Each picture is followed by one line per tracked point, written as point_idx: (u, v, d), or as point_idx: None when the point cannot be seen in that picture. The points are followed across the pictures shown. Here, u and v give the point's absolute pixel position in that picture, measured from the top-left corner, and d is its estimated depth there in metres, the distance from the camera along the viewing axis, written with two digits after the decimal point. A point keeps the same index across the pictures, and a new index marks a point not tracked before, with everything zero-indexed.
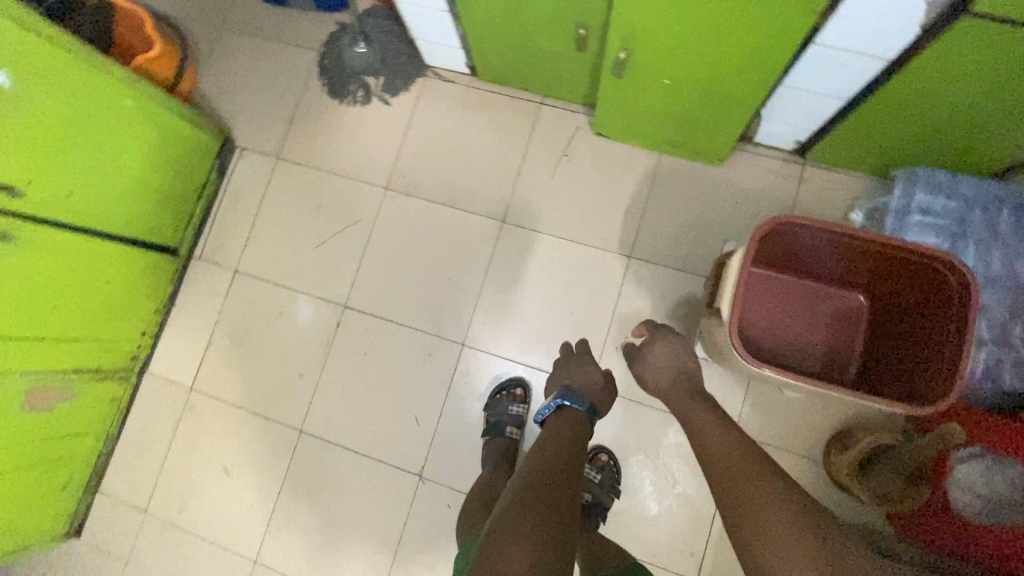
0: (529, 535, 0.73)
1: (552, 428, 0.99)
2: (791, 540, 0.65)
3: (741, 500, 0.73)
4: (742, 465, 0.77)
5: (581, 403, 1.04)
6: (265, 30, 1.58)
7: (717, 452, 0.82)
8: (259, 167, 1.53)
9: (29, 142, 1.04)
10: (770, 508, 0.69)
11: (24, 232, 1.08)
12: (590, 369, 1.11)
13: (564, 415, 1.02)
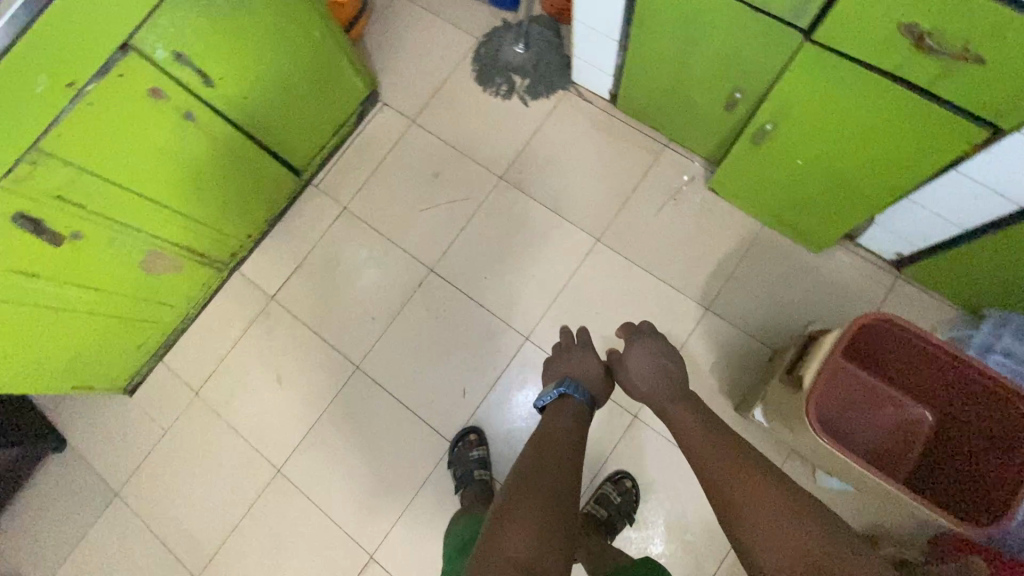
0: (530, 520, 0.77)
1: (553, 416, 1.04)
2: (778, 528, 0.72)
3: (732, 488, 0.80)
4: (735, 460, 0.85)
5: (579, 390, 1.09)
6: (437, 7, 1.72)
7: (710, 447, 0.90)
8: (394, 124, 1.65)
9: (238, 43, 1.17)
10: (759, 497, 0.77)
11: (204, 118, 1.21)
12: (586, 361, 1.16)
13: (567, 401, 1.07)
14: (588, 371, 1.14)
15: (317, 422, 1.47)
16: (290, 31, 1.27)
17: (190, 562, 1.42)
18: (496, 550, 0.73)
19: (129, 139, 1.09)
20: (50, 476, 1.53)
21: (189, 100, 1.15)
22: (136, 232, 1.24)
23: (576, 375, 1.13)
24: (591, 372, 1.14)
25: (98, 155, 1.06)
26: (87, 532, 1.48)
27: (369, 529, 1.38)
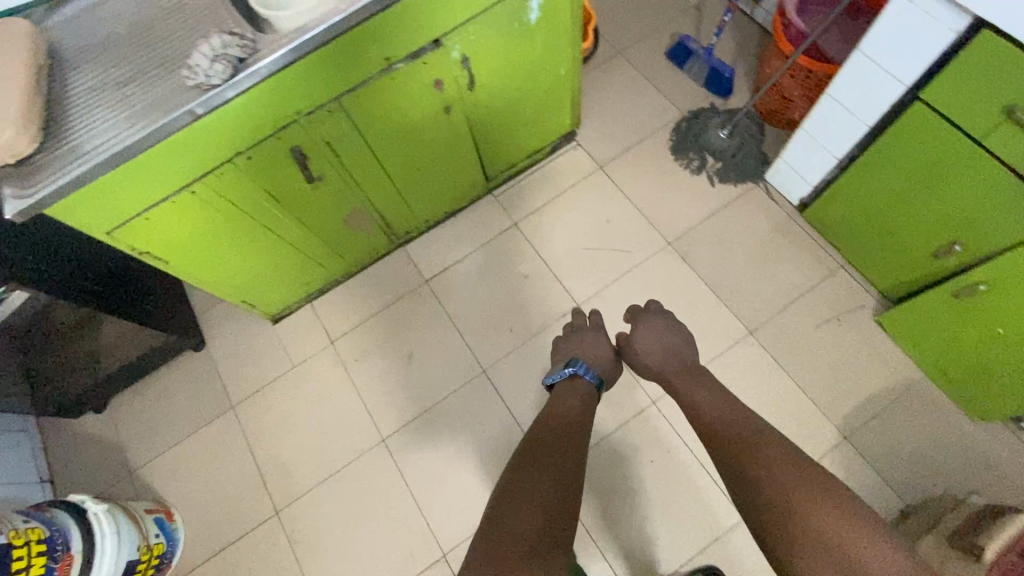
0: (534, 501, 0.83)
1: (563, 394, 1.12)
2: (779, 495, 0.77)
3: (737, 457, 0.86)
4: (736, 429, 0.91)
5: (589, 371, 1.18)
6: (654, 73, 1.83)
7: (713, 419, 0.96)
8: (582, 164, 1.75)
9: (508, 62, 1.30)
10: (761, 465, 0.82)
11: (455, 114, 1.34)
12: (598, 344, 1.24)
13: (579, 381, 1.16)
14: (601, 355, 1.23)
15: (429, 408, 1.54)
16: (547, 63, 1.39)
17: (277, 495, 1.50)
18: (501, 523, 0.79)
19: (400, 114, 1.23)
20: (177, 371, 1.65)
21: (453, 98, 1.28)
22: (358, 189, 1.37)
23: (587, 356, 1.22)
24: (604, 357, 1.23)
25: (373, 120, 1.20)
26: (192, 433, 1.58)
27: (450, 526, 1.43)
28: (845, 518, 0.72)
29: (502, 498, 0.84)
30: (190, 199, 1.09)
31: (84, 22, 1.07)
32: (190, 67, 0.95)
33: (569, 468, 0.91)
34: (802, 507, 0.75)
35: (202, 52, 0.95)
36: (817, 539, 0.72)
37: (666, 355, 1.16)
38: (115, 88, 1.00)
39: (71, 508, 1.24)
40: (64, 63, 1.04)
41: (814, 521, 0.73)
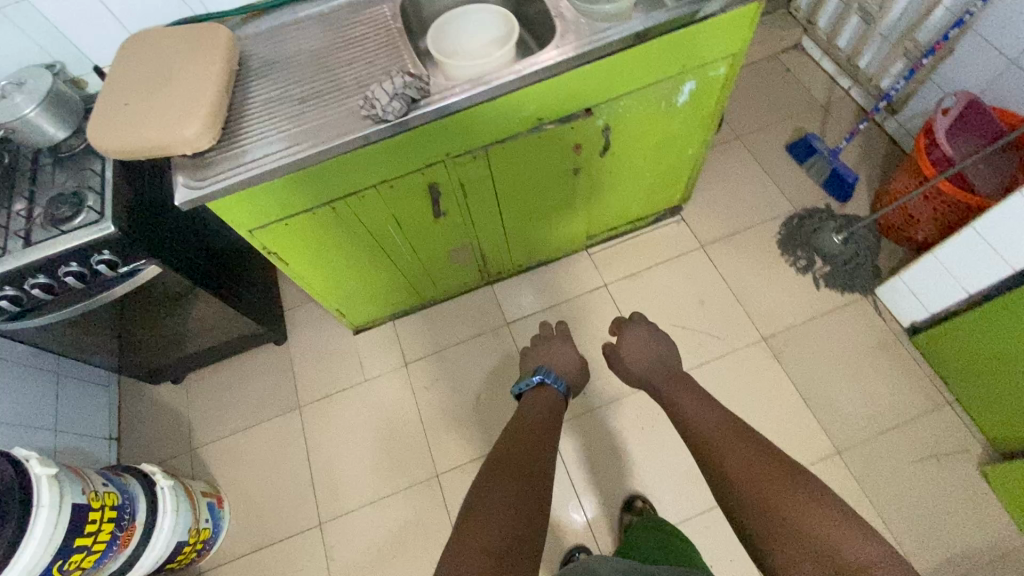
0: (501, 510, 0.83)
1: (532, 401, 1.21)
2: (755, 493, 0.84)
3: (720, 462, 0.93)
4: (720, 433, 0.98)
5: (557, 381, 1.27)
6: (772, 164, 1.81)
7: (701, 425, 1.02)
8: (683, 240, 1.74)
9: (645, 137, 1.32)
10: (740, 466, 0.89)
11: (581, 175, 1.36)
12: (562, 349, 1.39)
13: (547, 390, 1.25)
14: (568, 366, 1.36)
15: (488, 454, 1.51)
16: (678, 142, 1.40)
17: (324, 505, 1.50)
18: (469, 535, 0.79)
19: (534, 168, 1.26)
20: (255, 359, 1.70)
21: (585, 161, 1.31)
22: (472, 228, 1.41)
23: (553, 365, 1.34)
24: (573, 367, 1.36)
25: (509, 170, 1.24)
26: (256, 424, 1.62)
27: None
28: (815, 509, 0.79)
29: (469, 515, 0.83)
30: (328, 214, 1.15)
31: (274, 38, 1.16)
32: (365, 98, 1.01)
33: (526, 466, 0.97)
34: (763, 486, 0.85)
35: (381, 87, 1.00)
36: (777, 515, 0.80)
37: (647, 363, 1.27)
38: (292, 104, 1.07)
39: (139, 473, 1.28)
40: (249, 72, 1.13)
41: (785, 514, 0.80)
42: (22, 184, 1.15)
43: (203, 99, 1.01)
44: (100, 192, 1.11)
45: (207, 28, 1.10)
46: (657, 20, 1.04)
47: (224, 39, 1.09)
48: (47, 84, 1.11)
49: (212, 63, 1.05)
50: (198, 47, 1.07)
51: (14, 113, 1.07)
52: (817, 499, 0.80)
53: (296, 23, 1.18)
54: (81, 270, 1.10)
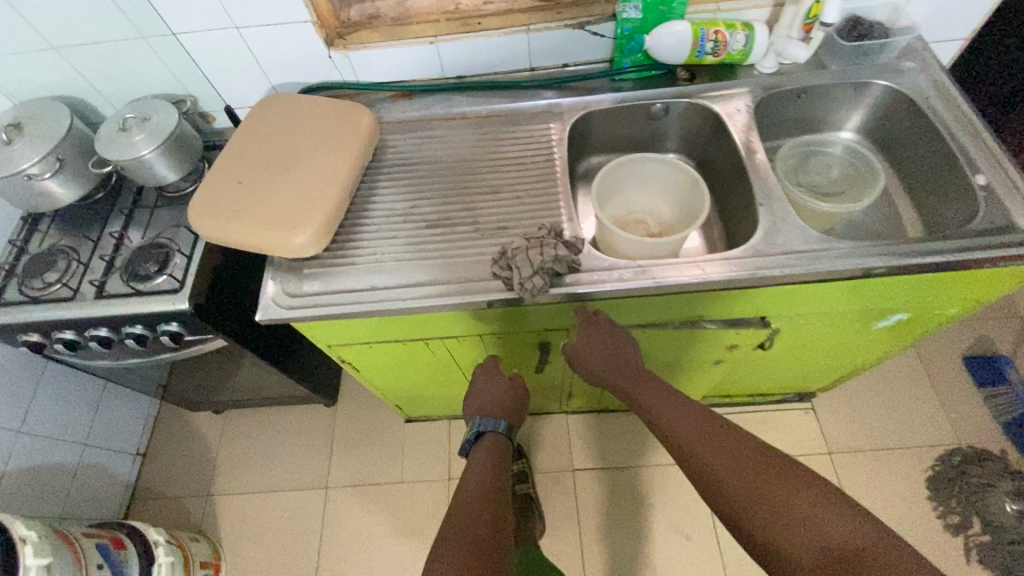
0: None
1: (467, 466, 0.85)
2: (744, 491, 0.63)
3: (697, 454, 0.69)
4: (683, 414, 0.75)
5: (497, 424, 0.91)
6: (942, 376, 1.48)
7: (666, 410, 0.76)
8: (808, 436, 1.43)
9: (813, 347, 1.07)
10: (723, 455, 0.67)
11: (718, 364, 1.12)
12: (496, 379, 0.96)
13: (491, 441, 0.90)
14: (505, 395, 0.95)
15: None
16: (852, 353, 1.12)
17: None
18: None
19: (669, 352, 1.03)
20: (299, 416, 1.58)
21: (734, 354, 1.05)
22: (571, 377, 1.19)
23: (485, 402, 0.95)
24: (513, 396, 0.96)
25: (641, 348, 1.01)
26: (277, 490, 1.48)
27: None
28: (821, 503, 0.59)
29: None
30: (419, 347, 0.98)
31: (417, 133, 1.01)
32: (502, 252, 0.83)
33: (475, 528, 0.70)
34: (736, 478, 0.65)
35: (526, 249, 0.81)
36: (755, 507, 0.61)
37: (608, 364, 0.82)
38: (419, 224, 0.91)
39: (133, 535, 1.15)
40: (380, 167, 0.98)
41: (782, 509, 0.60)
42: (117, 219, 1.06)
43: (321, 204, 0.86)
44: (187, 254, 0.99)
45: (348, 111, 0.96)
46: (893, 252, 0.79)
47: (363, 131, 0.95)
48: (171, 124, 1.00)
49: (343, 158, 0.91)
50: (332, 134, 0.93)
51: (129, 153, 0.97)
52: (815, 485, 0.61)
53: (448, 119, 1.02)
54: (142, 333, 0.98)
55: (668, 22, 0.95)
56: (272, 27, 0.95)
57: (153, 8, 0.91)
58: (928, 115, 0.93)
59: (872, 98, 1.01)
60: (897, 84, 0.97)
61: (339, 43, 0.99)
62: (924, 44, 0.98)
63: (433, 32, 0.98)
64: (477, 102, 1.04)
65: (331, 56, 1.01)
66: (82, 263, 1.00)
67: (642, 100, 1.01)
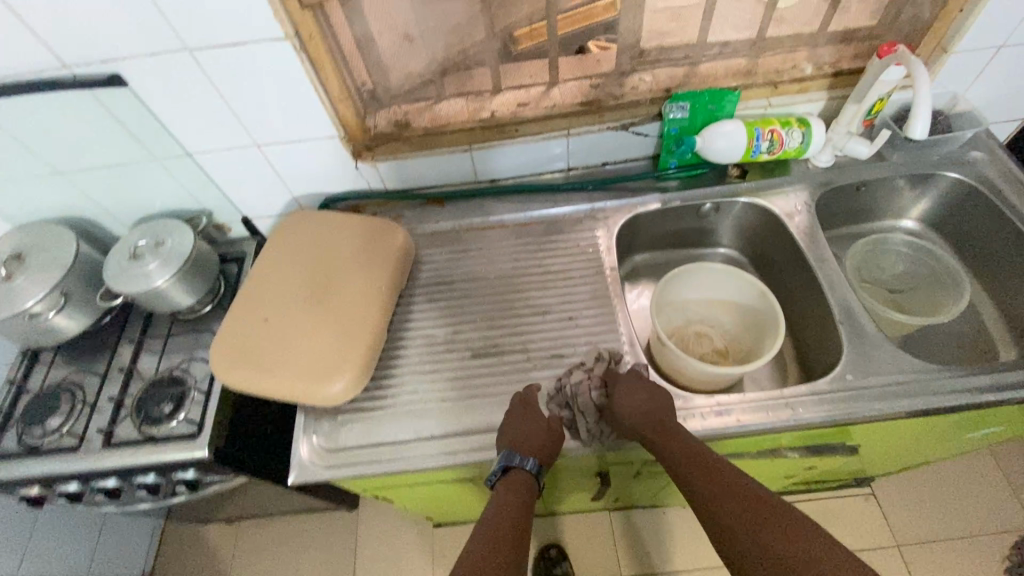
0: None
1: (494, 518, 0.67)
2: (774, 557, 0.55)
3: (704, 497, 0.64)
4: (706, 464, 0.66)
5: (526, 463, 0.69)
6: (1007, 453, 1.38)
7: (687, 457, 0.67)
8: (872, 528, 1.32)
9: (892, 456, 0.97)
10: (717, 487, 0.63)
11: (789, 477, 1.01)
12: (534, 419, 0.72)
13: (515, 478, 0.70)
14: (541, 429, 0.72)
15: None
16: (929, 455, 1.03)
17: None
18: None
19: None
20: (317, 525, 1.45)
21: (808, 470, 0.95)
22: (622, 491, 1.09)
23: (516, 436, 0.70)
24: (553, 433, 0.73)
25: None
26: None
27: None
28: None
29: None
30: (466, 485, 0.88)
31: (454, 246, 0.94)
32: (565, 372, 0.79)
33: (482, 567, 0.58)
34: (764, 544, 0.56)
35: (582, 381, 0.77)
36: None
37: (642, 417, 0.70)
38: (463, 354, 0.82)
39: None
40: (415, 287, 0.90)
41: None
42: (126, 349, 0.97)
43: (360, 343, 0.78)
44: (206, 389, 0.91)
45: (379, 229, 0.89)
46: (998, 374, 0.73)
47: (398, 254, 0.88)
48: (187, 248, 0.92)
49: (378, 286, 0.84)
50: (364, 259, 0.86)
51: (144, 284, 0.89)
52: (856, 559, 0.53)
53: (484, 230, 0.96)
54: (155, 483, 0.87)
55: (718, 122, 0.90)
56: (296, 143, 0.88)
57: (169, 133, 0.84)
58: (1003, 209, 0.87)
59: (934, 189, 0.95)
60: (962, 178, 0.91)
61: (366, 154, 0.93)
62: (988, 132, 0.93)
63: (467, 140, 0.93)
64: (514, 208, 0.98)
65: (359, 168, 0.94)
66: (89, 404, 0.91)
67: (692, 201, 0.95)
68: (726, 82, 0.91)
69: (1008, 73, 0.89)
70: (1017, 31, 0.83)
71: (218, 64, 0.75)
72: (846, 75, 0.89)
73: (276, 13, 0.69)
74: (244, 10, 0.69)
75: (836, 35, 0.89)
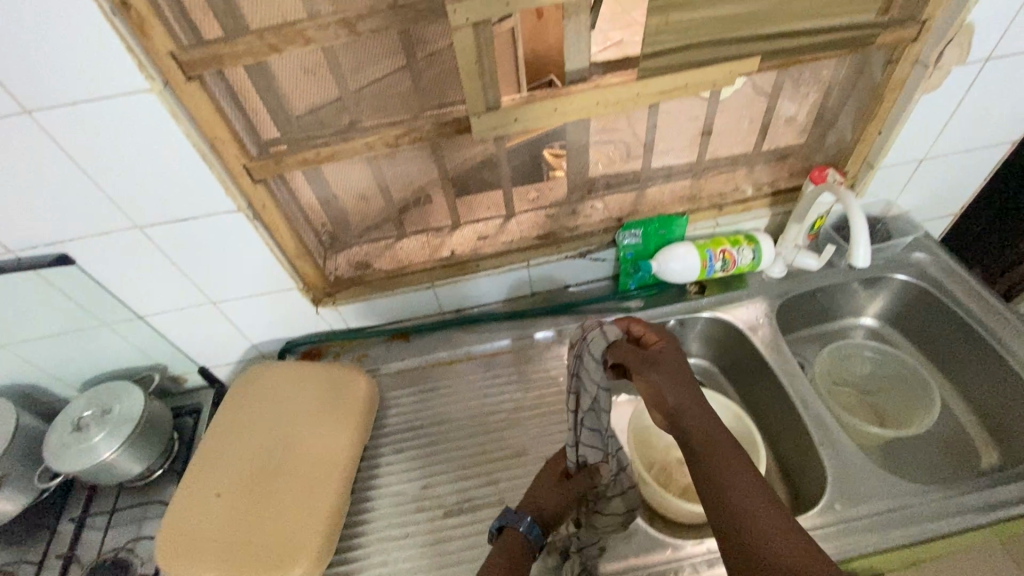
0: None
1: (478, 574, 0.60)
2: None
3: (732, 520, 0.53)
4: (750, 486, 0.55)
5: (523, 522, 0.64)
6: None
7: (733, 470, 0.57)
8: None
9: None
10: (750, 512, 0.53)
11: None
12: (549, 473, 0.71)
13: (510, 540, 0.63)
14: (549, 492, 0.69)
15: None
16: None
17: None
18: None
19: None
20: None
21: None
22: None
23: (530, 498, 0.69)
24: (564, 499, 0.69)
25: None
26: None
27: None
28: None
29: None
30: None
31: (422, 388, 0.92)
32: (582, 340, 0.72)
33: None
34: None
35: (625, 347, 0.71)
36: None
37: (690, 400, 0.65)
38: (434, 513, 0.77)
39: None
40: (383, 434, 0.86)
41: None
42: (68, 527, 0.89)
43: (320, 513, 0.73)
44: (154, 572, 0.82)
45: (342, 379, 0.86)
46: (984, 493, 0.71)
47: (362, 405, 0.84)
48: (137, 411, 0.87)
49: (343, 443, 0.80)
50: (327, 413, 0.82)
51: (88, 459, 0.83)
52: None
53: (451, 364, 0.94)
54: None
55: (670, 245, 0.93)
56: (253, 296, 0.87)
57: (118, 300, 0.82)
58: (954, 309, 0.89)
59: (886, 289, 0.98)
60: (909, 279, 0.95)
61: (327, 300, 0.92)
62: (926, 235, 0.98)
63: (429, 278, 0.94)
64: (481, 337, 0.96)
65: (319, 313, 0.93)
66: None
67: (656, 319, 0.95)
68: (675, 207, 0.94)
69: (932, 181, 0.96)
70: (934, 145, 0.89)
71: (170, 237, 0.75)
72: (784, 193, 0.94)
73: (229, 191, 0.70)
74: (195, 191, 0.69)
75: (771, 156, 0.94)
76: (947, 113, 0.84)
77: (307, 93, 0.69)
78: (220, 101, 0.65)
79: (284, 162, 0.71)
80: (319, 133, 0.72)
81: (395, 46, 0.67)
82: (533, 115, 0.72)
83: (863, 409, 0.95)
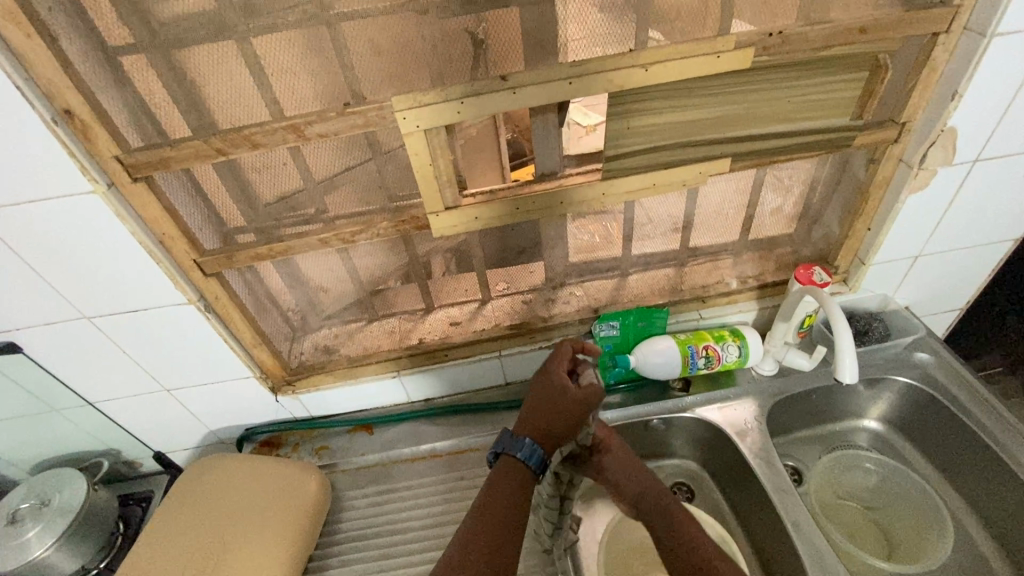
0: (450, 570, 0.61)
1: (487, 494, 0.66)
2: None
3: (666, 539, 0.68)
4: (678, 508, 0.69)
5: (520, 448, 0.66)
6: None
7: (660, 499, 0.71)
8: None
9: None
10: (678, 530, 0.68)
11: None
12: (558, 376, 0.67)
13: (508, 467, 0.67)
14: (554, 411, 0.66)
15: None
16: None
17: None
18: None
19: None
20: None
21: None
22: None
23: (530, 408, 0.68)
24: (572, 417, 0.66)
25: None
26: None
27: None
28: None
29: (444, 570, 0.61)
30: None
31: (380, 487, 0.86)
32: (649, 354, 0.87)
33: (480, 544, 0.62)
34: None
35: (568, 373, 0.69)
36: None
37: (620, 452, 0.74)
38: None
39: None
40: (334, 540, 0.80)
41: None
42: None
43: None
44: None
45: (293, 476, 0.81)
46: None
47: (307, 509, 0.78)
48: (77, 502, 0.82)
49: (273, 560, 0.72)
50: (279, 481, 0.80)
51: (17, 559, 0.77)
52: None
53: (415, 461, 0.89)
54: None
55: (649, 339, 0.88)
56: (208, 384, 0.83)
57: (67, 389, 0.79)
58: (962, 420, 0.81)
59: (887, 390, 0.90)
60: (912, 382, 0.87)
61: (287, 388, 0.88)
62: (930, 332, 0.91)
63: (396, 365, 0.89)
64: (448, 431, 0.91)
65: (279, 401, 0.88)
66: None
67: (637, 417, 0.88)
68: (655, 299, 0.90)
69: (930, 276, 0.91)
70: (929, 241, 0.84)
71: (119, 327, 0.72)
72: (771, 287, 0.90)
73: (179, 285, 0.69)
74: (143, 284, 0.68)
75: (756, 248, 0.90)
76: (939, 211, 0.80)
77: (265, 187, 0.67)
78: (172, 200, 0.64)
79: (237, 257, 0.69)
80: (275, 227, 0.70)
81: (352, 145, 0.66)
82: (494, 212, 0.70)
83: (869, 531, 0.86)
